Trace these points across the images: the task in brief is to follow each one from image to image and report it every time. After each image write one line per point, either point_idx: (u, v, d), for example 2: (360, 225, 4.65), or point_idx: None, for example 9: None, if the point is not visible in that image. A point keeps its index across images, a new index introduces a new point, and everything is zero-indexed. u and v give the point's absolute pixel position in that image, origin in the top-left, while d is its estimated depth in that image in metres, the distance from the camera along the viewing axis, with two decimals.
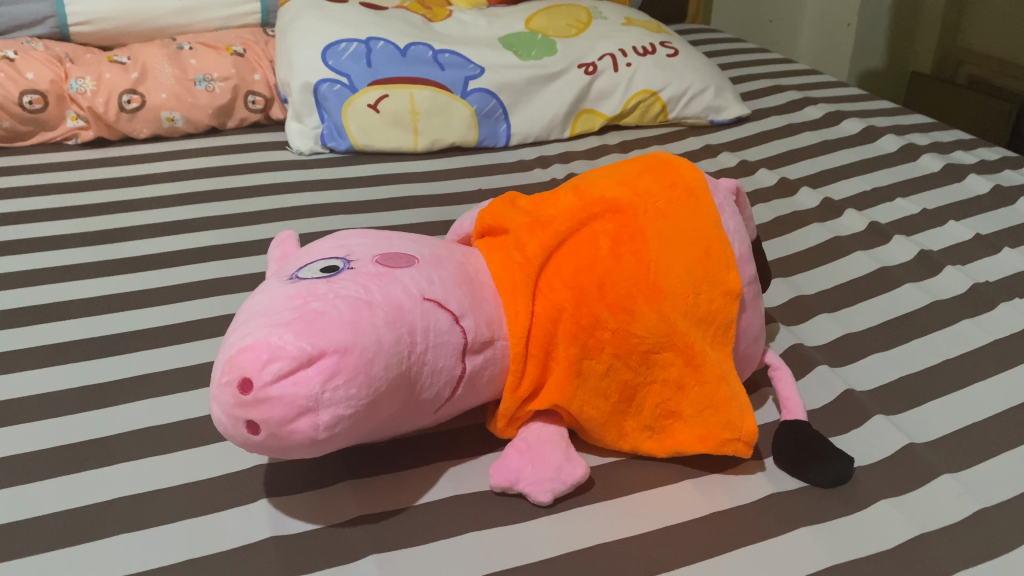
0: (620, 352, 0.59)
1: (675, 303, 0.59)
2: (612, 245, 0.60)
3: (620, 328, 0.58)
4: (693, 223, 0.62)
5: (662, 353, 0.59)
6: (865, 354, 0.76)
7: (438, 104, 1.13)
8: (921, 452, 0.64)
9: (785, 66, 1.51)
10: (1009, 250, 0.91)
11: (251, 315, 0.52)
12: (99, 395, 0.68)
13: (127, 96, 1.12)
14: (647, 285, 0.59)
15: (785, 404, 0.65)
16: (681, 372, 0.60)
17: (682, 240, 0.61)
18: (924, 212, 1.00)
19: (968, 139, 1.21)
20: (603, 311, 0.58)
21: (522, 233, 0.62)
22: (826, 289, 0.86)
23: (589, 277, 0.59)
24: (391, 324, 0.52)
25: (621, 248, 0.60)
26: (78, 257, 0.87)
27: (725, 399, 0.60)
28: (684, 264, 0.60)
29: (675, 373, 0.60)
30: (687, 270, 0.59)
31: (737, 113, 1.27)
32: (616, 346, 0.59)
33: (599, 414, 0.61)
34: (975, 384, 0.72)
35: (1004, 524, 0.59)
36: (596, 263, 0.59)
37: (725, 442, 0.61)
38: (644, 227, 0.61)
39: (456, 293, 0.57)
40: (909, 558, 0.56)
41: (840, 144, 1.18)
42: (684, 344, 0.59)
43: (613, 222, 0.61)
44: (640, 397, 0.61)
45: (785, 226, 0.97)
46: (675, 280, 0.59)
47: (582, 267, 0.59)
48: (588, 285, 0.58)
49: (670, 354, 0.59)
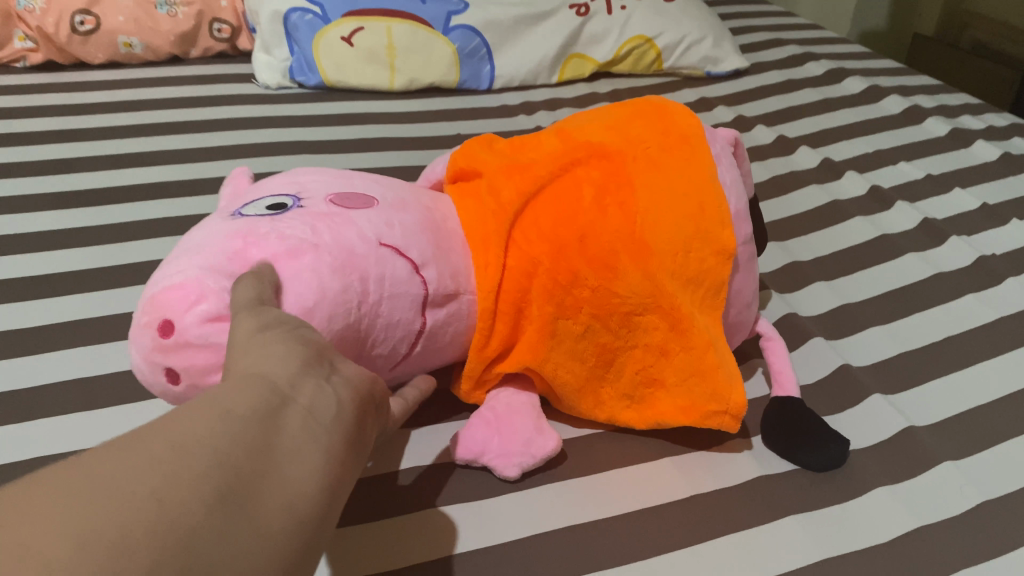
0: (599, 313, 0.53)
1: (662, 262, 0.53)
2: (598, 194, 0.54)
3: (601, 287, 0.52)
4: (686, 174, 0.55)
5: (646, 315, 0.53)
6: (863, 327, 0.71)
7: (418, 40, 1.05)
8: (921, 436, 0.60)
9: (788, 19, 1.43)
10: (1017, 222, 0.86)
11: (183, 252, 0.45)
12: (25, 341, 0.61)
13: (80, 17, 1.03)
14: (633, 241, 0.52)
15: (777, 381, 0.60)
16: (665, 337, 0.54)
17: (674, 193, 0.54)
18: (928, 178, 0.94)
19: (975, 104, 1.14)
20: (583, 267, 0.52)
21: (498, 177, 0.56)
22: (823, 256, 0.80)
23: (569, 230, 0.53)
24: (342, 273, 0.45)
25: (606, 200, 0.54)
26: (15, 189, 0.79)
27: (713, 367, 0.53)
28: (673, 219, 0.53)
29: (658, 338, 0.54)
30: (678, 226, 0.53)
31: (736, 66, 1.20)
32: (595, 307, 0.53)
33: (575, 379, 0.55)
34: (978, 364, 0.67)
35: (1008, 518, 0.54)
36: (579, 214, 0.53)
37: (708, 415, 0.55)
38: (631, 176, 0.54)
39: (419, 240, 0.51)
40: (907, 553, 0.51)
41: (841, 103, 1.12)
42: (670, 307, 0.53)
43: (598, 169, 0.55)
44: (619, 363, 0.56)
45: (782, 187, 0.91)
46: (665, 236, 0.53)
47: (561, 219, 0.53)
48: (567, 238, 0.52)
49: (654, 317, 0.53)
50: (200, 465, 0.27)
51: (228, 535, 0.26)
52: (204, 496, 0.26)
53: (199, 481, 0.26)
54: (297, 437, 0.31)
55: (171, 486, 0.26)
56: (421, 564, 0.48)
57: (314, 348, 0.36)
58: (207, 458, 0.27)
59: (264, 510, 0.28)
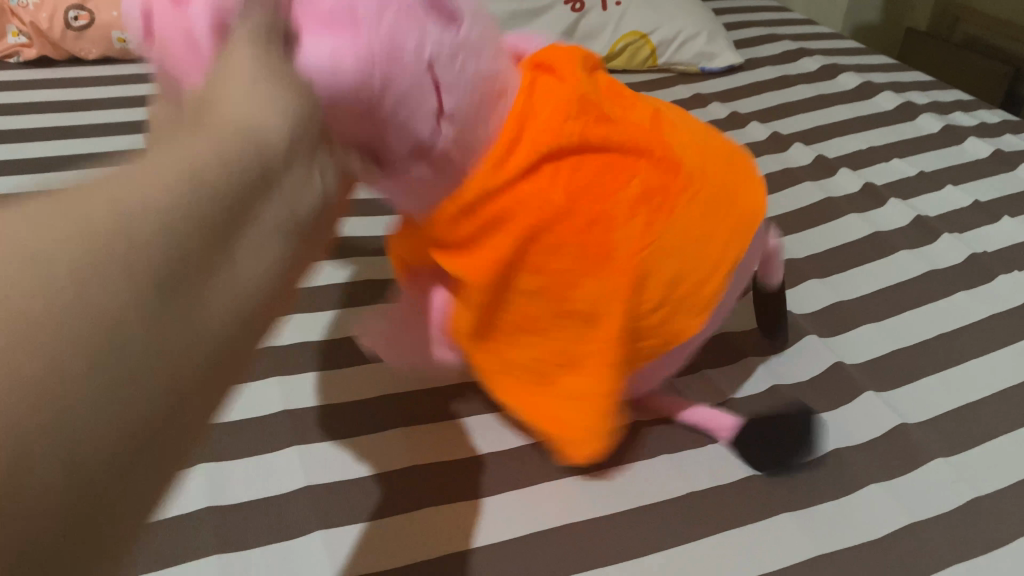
0: (546, 292, 0.47)
1: (637, 279, 0.47)
2: (637, 203, 0.46)
3: (565, 273, 0.46)
4: (721, 217, 0.50)
5: (582, 319, 0.48)
6: (856, 325, 0.71)
7: None
8: (913, 433, 0.60)
9: (782, 14, 1.44)
10: (1009, 219, 0.87)
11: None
12: None
13: (73, 12, 1.01)
14: (631, 255, 0.46)
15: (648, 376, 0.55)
16: (591, 339, 0.49)
17: (701, 230, 0.49)
18: (921, 174, 0.95)
19: (968, 100, 1.15)
20: (568, 247, 0.46)
21: (563, 92, 0.46)
22: (817, 253, 0.81)
23: (588, 206, 0.45)
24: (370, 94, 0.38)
25: (643, 208, 0.47)
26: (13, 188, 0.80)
27: (604, 387, 0.49)
28: (688, 270, 0.49)
29: (586, 338, 0.49)
30: (679, 261, 0.48)
31: (730, 61, 1.20)
32: (544, 287, 0.47)
33: (464, 329, 0.50)
34: (970, 361, 0.68)
35: (998, 515, 0.55)
36: (609, 199, 0.46)
37: (566, 428, 0.50)
38: (681, 206, 0.48)
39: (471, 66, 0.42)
40: (898, 550, 0.52)
41: (835, 99, 1.12)
42: (611, 325, 0.47)
43: (649, 171, 0.47)
44: (527, 341, 0.50)
45: (775, 184, 0.92)
46: (662, 263, 0.48)
47: (592, 189, 0.46)
48: (581, 211, 0.45)
49: (593, 324, 0.48)
50: (115, 252, 0.22)
51: (172, 329, 0.23)
52: (120, 291, 0.22)
53: (115, 272, 0.22)
54: (248, 247, 0.27)
55: (98, 269, 0.22)
56: (406, 564, 0.50)
57: (310, 133, 0.31)
58: (146, 232, 0.23)
59: (201, 314, 0.25)
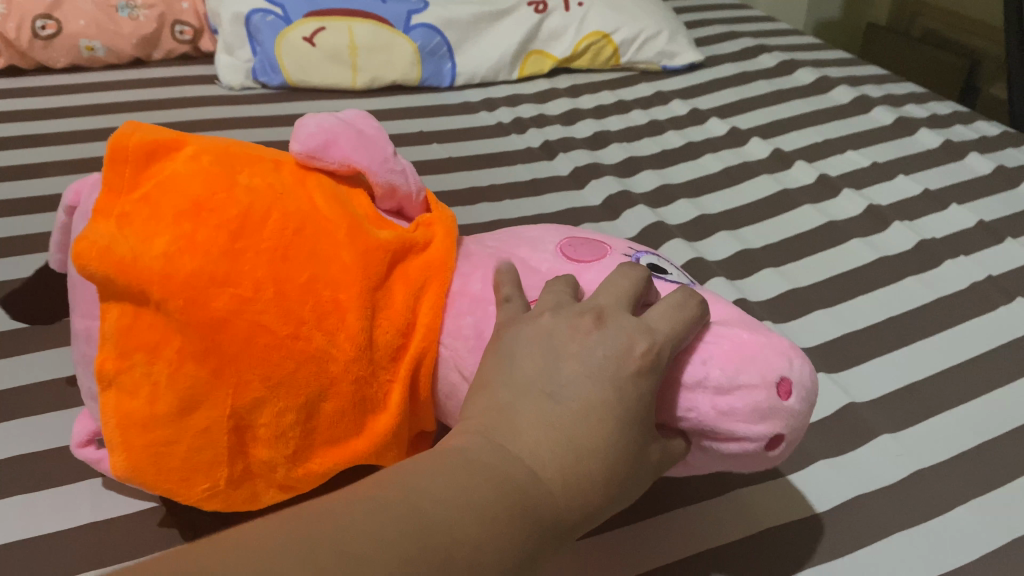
0: (274, 277, 0.41)
1: (250, 293, 0.40)
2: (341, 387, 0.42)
3: (250, 301, 0.40)
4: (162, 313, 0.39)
5: (286, 271, 0.41)
6: (809, 310, 0.74)
7: (380, 40, 1.07)
8: (861, 412, 0.63)
9: (742, 12, 1.47)
10: (957, 206, 0.90)
11: (360, 136, 0.48)
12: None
13: (41, 22, 1.03)
14: (227, 316, 0.40)
15: (87, 334, 0.43)
16: (278, 243, 0.42)
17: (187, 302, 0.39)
18: (874, 165, 0.98)
19: (921, 93, 1.19)
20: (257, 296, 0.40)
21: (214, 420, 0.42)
22: (772, 243, 0.83)
23: (224, 339, 0.40)
24: (758, 419, 0.41)
25: (201, 348, 0.39)
26: None
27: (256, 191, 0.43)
28: (176, 339, 0.39)
29: (272, 238, 0.42)
30: (205, 268, 0.39)
31: (690, 60, 1.23)
32: (271, 272, 0.41)
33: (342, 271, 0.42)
34: (917, 342, 0.71)
35: (941, 485, 0.58)
36: (220, 344, 0.40)
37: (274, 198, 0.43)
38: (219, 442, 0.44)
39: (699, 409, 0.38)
40: (847, 522, 0.55)
41: (793, 94, 1.16)
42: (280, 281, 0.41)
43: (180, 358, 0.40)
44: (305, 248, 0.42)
45: (734, 178, 0.95)
46: (243, 268, 0.40)
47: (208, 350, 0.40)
48: (227, 335, 0.40)
49: (279, 260, 0.41)
50: (485, 502, 0.33)
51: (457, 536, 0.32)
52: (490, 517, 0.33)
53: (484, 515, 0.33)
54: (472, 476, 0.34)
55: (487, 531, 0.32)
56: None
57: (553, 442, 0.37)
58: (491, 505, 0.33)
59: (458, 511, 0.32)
